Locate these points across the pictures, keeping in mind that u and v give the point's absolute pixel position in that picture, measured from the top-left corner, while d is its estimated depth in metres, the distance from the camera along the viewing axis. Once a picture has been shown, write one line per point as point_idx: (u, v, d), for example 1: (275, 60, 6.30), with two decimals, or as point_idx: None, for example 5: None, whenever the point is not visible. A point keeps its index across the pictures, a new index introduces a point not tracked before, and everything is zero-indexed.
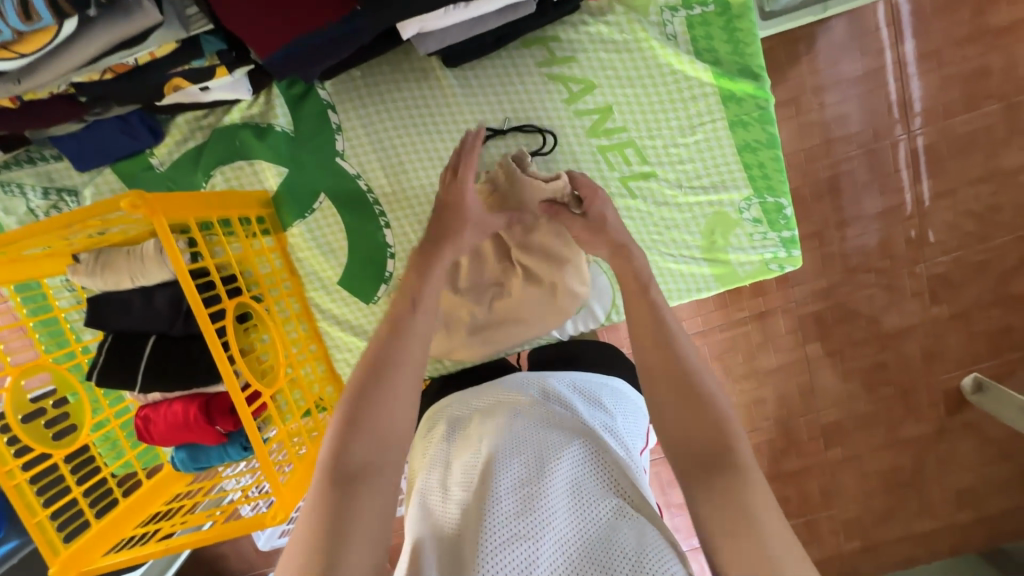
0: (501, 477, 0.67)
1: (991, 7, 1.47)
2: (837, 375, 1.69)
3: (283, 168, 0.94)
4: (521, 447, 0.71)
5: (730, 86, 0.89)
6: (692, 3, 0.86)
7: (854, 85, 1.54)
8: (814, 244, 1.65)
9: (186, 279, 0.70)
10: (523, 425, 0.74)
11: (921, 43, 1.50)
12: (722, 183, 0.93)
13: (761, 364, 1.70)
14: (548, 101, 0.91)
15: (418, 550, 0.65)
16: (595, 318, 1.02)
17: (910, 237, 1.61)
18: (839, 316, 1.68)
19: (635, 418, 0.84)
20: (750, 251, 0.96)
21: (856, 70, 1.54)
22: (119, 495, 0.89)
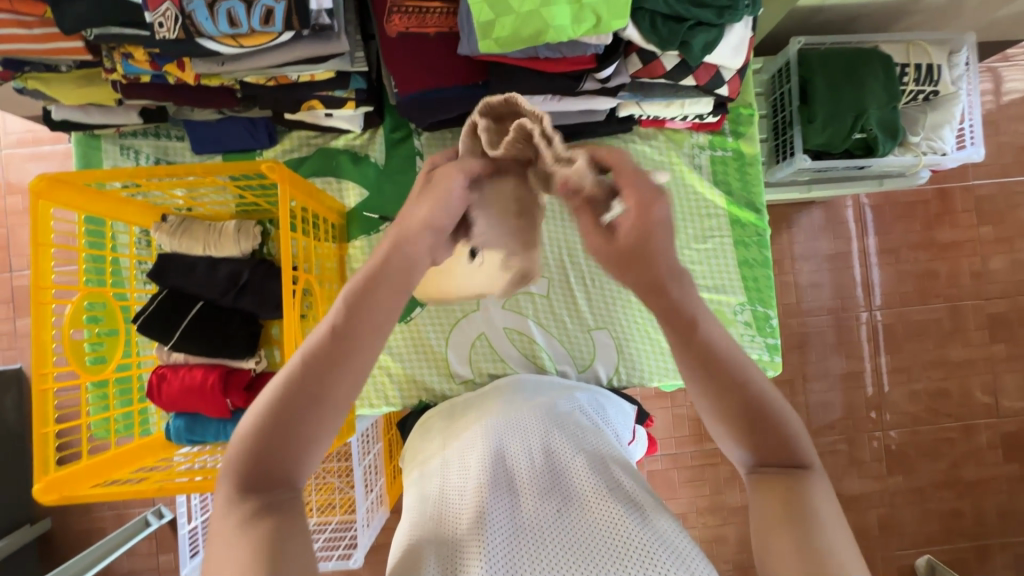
0: (494, 472, 0.74)
1: (937, 226, 1.92)
2: None
3: (365, 191, 1.11)
4: (513, 453, 0.78)
5: (738, 212, 1.11)
6: (716, 146, 1.12)
7: (825, 261, 1.91)
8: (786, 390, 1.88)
9: (283, 239, 0.82)
10: (514, 433, 0.81)
11: (879, 240, 1.92)
12: (723, 287, 1.11)
13: (727, 501, 1.62)
14: None
15: (424, 537, 0.70)
16: (598, 380, 1.11)
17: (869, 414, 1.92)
18: None
19: (622, 417, 1.00)
20: (740, 349, 1.10)
21: (827, 249, 1.91)
22: (113, 440, 0.89)
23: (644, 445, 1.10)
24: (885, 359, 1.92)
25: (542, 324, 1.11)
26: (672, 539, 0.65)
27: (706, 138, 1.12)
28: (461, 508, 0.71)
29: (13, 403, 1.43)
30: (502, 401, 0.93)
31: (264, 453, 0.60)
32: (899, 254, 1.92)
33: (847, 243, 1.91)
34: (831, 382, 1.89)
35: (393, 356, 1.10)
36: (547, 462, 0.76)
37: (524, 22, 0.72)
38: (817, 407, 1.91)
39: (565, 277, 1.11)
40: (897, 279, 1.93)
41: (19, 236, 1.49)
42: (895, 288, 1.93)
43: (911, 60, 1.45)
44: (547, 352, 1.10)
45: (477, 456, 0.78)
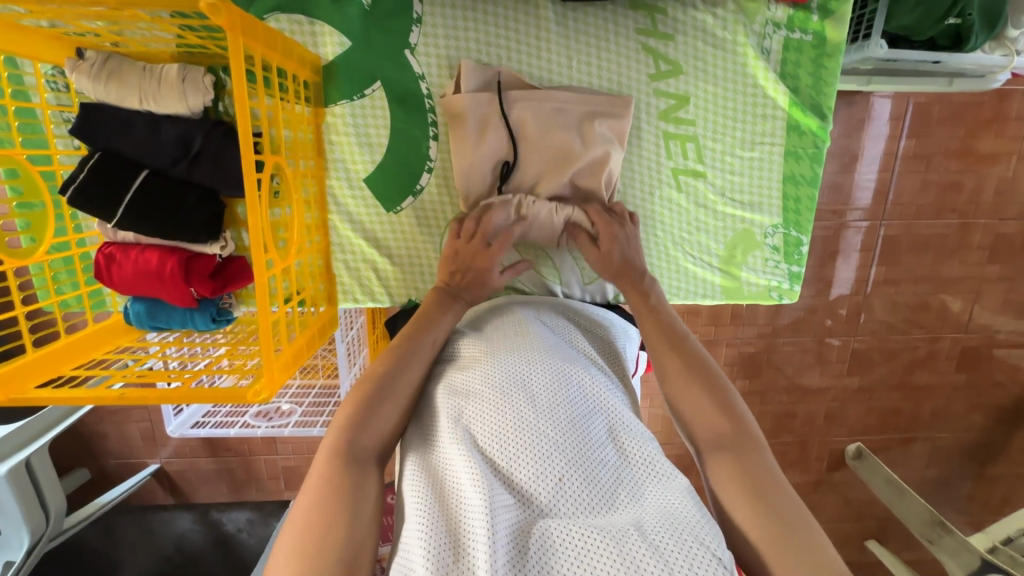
0: (499, 408, 0.69)
1: (980, 135, 1.74)
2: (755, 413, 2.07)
3: (346, 40, 0.87)
4: (517, 388, 0.71)
5: (799, 117, 0.93)
6: (795, 26, 0.89)
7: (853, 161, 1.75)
8: None
9: (241, 111, 0.63)
10: (518, 367, 0.74)
11: (916, 144, 1.75)
12: (759, 204, 0.98)
13: None
14: (635, 71, 0.90)
15: (422, 471, 0.66)
16: (603, 293, 1.03)
17: (847, 321, 1.96)
18: (768, 365, 2.00)
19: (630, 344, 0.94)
20: (760, 275, 1.01)
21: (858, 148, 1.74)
22: (62, 330, 0.79)
23: (641, 367, 1.06)
24: (879, 270, 1.89)
25: None
26: (674, 499, 0.65)
27: (786, 13, 0.88)
28: (457, 446, 0.66)
29: None
30: (505, 324, 0.84)
31: (357, 419, 0.71)
32: (931, 161, 1.76)
33: (880, 143, 1.74)
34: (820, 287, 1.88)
35: (380, 251, 0.97)
36: (552, 403, 0.70)
37: None
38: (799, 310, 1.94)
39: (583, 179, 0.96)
40: (920, 188, 1.80)
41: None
42: (915, 197, 1.81)
43: None
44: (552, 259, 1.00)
45: (477, 391, 0.71)
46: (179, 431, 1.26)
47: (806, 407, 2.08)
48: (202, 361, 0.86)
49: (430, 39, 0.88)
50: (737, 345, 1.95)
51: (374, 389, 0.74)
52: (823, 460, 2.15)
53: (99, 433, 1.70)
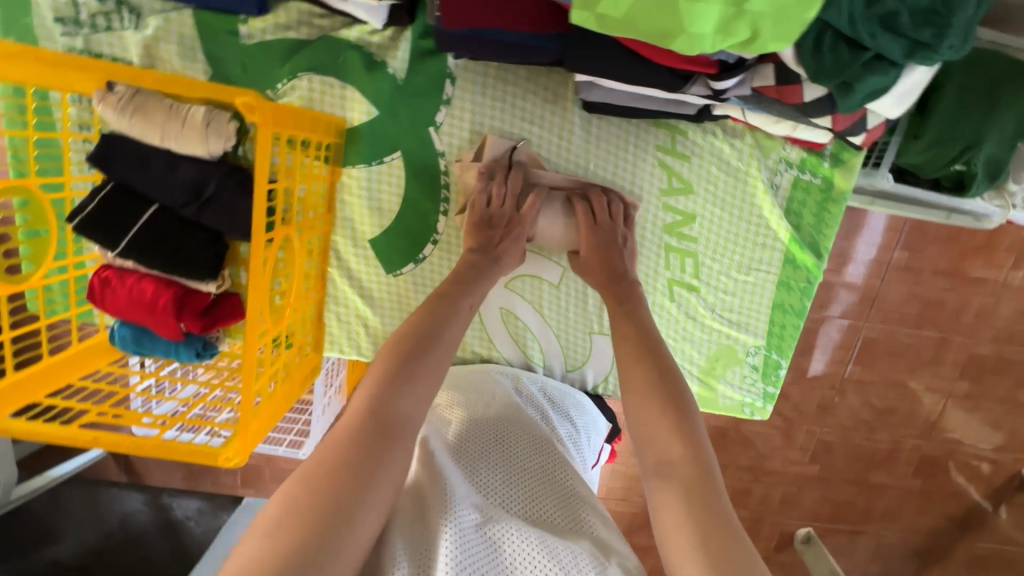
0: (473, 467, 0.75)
1: (977, 255, 1.67)
2: None
3: (373, 109, 0.88)
4: (497, 428, 0.82)
5: (796, 252, 0.96)
6: (806, 168, 0.92)
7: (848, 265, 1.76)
8: None
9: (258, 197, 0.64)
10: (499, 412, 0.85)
11: (910, 257, 1.72)
12: (746, 325, 1.01)
13: None
14: (648, 183, 0.93)
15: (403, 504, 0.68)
16: (583, 383, 1.05)
17: (817, 412, 1.94)
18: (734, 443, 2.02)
19: (595, 435, 0.98)
20: (736, 390, 1.04)
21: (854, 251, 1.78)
22: (44, 353, 0.79)
23: (605, 459, 1.09)
24: (853, 369, 1.86)
25: (540, 311, 1.00)
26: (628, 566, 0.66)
27: (800, 155, 0.91)
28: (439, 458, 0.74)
29: None
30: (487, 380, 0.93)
31: (399, 369, 0.68)
32: (921, 274, 1.70)
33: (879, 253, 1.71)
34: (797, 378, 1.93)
35: (373, 309, 0.99)
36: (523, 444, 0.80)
37: (651, 11, 0.47)
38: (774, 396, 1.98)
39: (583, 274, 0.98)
40: (905, 298, 1.74)
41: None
42: (900, 304, 1.75)
43: None
44: (540, 344, 1.02)
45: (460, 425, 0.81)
46: None
47: (762, 489, 2.05)
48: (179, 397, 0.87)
49: (454, 111, 0.89)
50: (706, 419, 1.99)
51: (413, 346, 0.71)
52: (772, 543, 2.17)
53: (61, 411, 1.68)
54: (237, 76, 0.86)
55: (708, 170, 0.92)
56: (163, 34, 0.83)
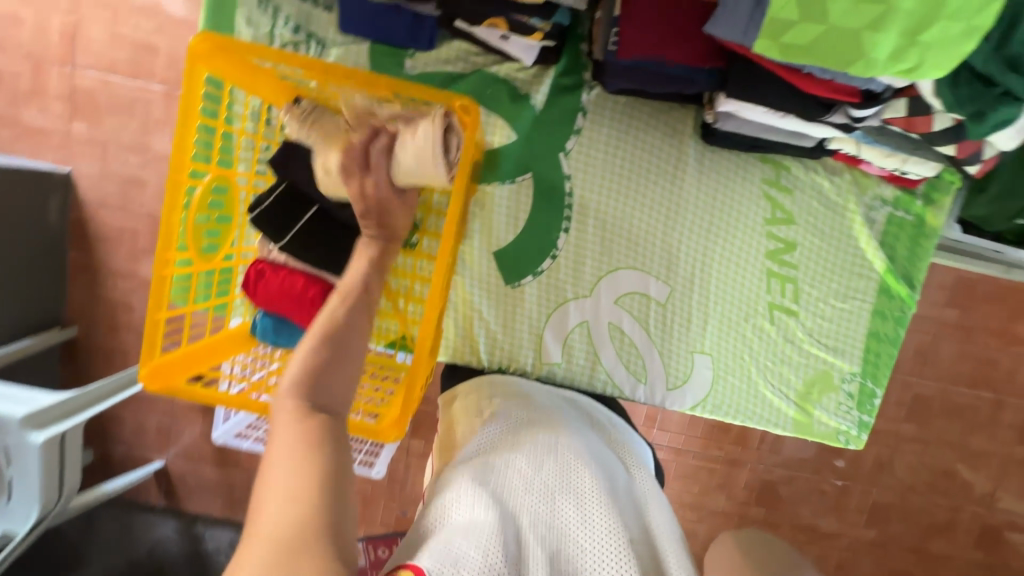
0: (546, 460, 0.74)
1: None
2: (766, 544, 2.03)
3: (513, 135, 0.99)
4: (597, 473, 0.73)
5: (891, 283, 1.03)
6: (899, 206, 1.01)
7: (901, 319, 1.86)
8: None
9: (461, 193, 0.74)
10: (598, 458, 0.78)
11: (961, 314, 1.85)
12: (843, 351, 1.05)
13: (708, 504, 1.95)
14: (753, 212, 1.02)
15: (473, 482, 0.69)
16: (681, 403, 1.08)
17: (872, 467, 1.97)
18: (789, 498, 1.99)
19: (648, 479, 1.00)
20: (832, 416, 1.07)
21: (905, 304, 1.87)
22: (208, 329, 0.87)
23: None
24: (908, 425, 1.92)
25: (647, 328, 1.05)
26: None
27: (893, 193, 1.01)
28: (524, 461, 0.72)
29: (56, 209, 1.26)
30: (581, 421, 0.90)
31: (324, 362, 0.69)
32: (973, 334, 1.84)
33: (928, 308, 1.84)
34: None
35: (489, 317, 1.05)
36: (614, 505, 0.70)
37: (835, 40, 0.57)
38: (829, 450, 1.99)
39: (689, 295, 1.04)
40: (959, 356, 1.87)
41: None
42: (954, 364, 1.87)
43: None
44: (643, 360, 1.06)
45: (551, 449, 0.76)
46: (224, 438, 1.23)
47: (818, 548, 2.04)
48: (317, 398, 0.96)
49: (585, 134, 0.99)
50: (761, 471, 1.97)
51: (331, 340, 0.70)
52: None
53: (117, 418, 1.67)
54: None
55: (810, 202, 1.01)
56: (342, 63, 0.96)
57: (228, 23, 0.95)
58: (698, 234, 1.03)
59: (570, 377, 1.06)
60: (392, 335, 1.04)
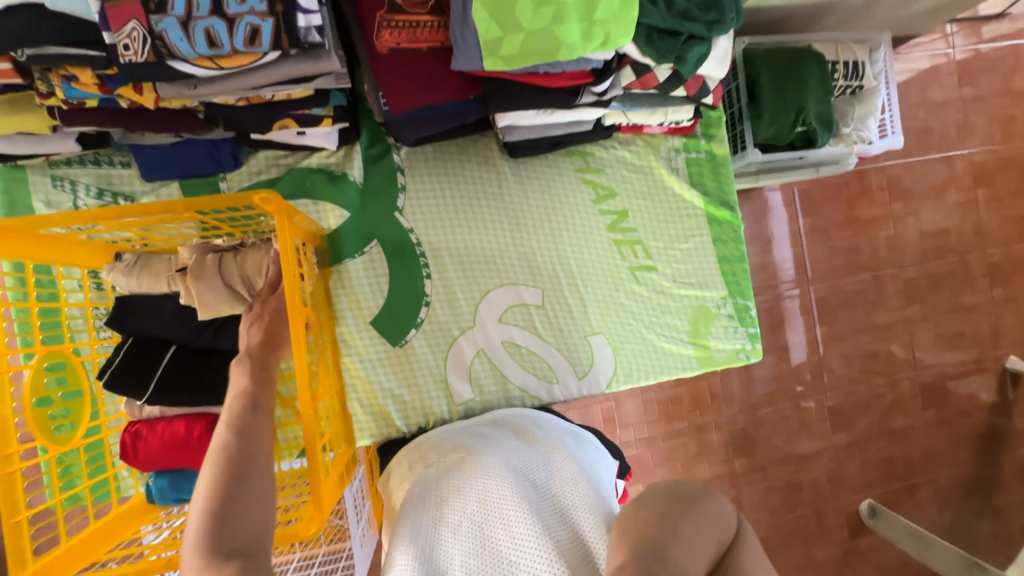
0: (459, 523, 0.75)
1: (858, 205, 2.14)
2: (762, 489, 2.11)
3: (345, 212, 1.05)
4: (515, 510, 0.75)
5: (714, 211, 1.17)
6: (690, 149, 1.17)
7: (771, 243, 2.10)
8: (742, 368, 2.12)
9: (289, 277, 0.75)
10: (515, 473, 0.81)
11: (813, 221, 2.13)
12: (707, 283, 1.17)
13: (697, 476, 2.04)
14: (580, 198, 1.13)
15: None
16: (597, 385, 1.12)
17: (813, 376, 2.14)
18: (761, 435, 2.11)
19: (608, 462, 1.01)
20: (725, 340, 1.17)
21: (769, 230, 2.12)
22: (91, 514, 0.80)
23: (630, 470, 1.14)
24: (821, 329, 2.13)
25: (538, 332, 1.11)
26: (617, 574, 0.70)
27: (681, 141, 1.17)
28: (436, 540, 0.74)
29: None
30: (507, 428, 0.95)
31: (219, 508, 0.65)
32: (829, 232, 2.13)
33: (785, 225, 2.10)
34: (783, 354, 2.13)
35: (390, 383, 1.05)
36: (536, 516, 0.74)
37: (536, 40, 0.69)
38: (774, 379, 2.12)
39: (560, 288, 1.12)
40: (829, 255, 2.13)
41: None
42: (828, 264, 2.14)
43: (840, 58, 1.60)
44: (548, 361, 1.11)
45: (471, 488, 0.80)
46: None
47: (808, 472, 2.14)
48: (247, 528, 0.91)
49: (408, 187, 1.08)
50: (726, 424, 2.08)
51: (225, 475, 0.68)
52: (843, 528, 2.14)
53: None
54: None
55: (621, 172, 1.15)
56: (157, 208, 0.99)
57: (29, 212, 0.95)
58: (544, 233, 1.12)
59: (489, 406, 1.08)
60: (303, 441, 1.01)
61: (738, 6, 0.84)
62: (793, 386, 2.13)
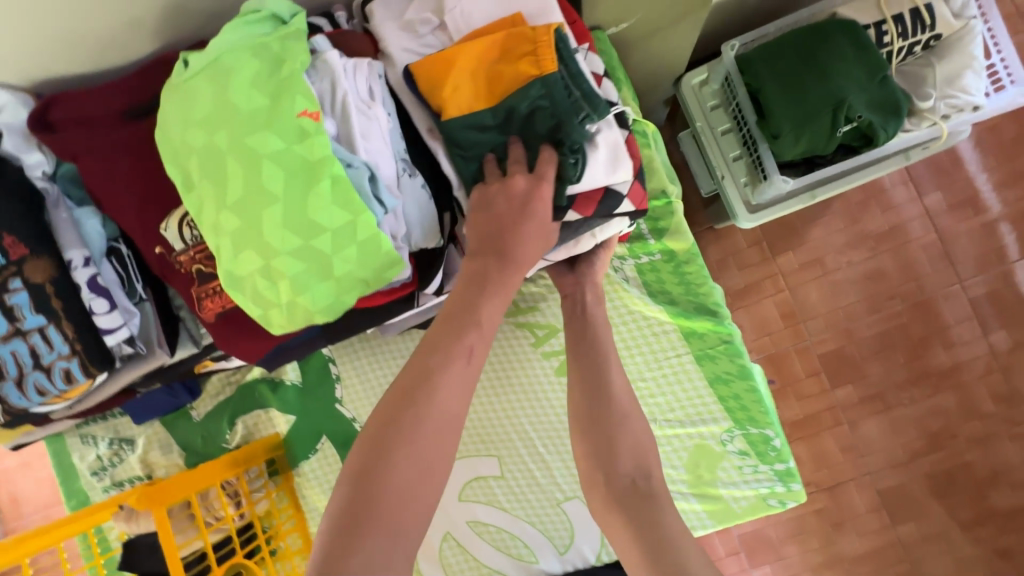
0: None
1: (1019, 152, 1.44)
2: (951, 565, 1.44)
3: (292, 415, 1.07)
4: None
5: (689, 323, 0.92)
6: (639, 254, 0.94)
7: (887, 237, 1.49)
8: (878, 408, 1.49)
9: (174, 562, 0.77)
10: None
11: (949, 194, 1.47)
12: (699, 416, 0.91)
13: (844, 552, 1.48)
14: (518, 346, 0.98)
15: None
16: (585, 558, 0.97)
17: (1002, 396, 1.44)
18: (939, 489, 1.45)
19: None
20: (743, 486, 0.90)
21: (881, 223, 1.50)
22: None
23: None
24: (1000, 336, 1.44)
25: (505, 507, 0.98)
26: None
27: (625, 247, 0.94)
28: None
29: None
30: None
31: None
32: (980, 201, 1.46)
33: (906, 210, 1.48)
34: (946, 378, 1.46)
35: None
36: None
37: (284, 313, 0.61)
38: (936, 410, 1.46)
39: (517, 452, 0.98)
40: (987, 233, 1.46)
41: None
42: (986, 244, 1.46)
43: (887, 13, 1.14)
44: (521, 538, 0.98)
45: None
46: None
47: None
48: None
49: (342, 373, 1.05)
50: (871, 480, 1.48)
51: None
52: None
53: None
54: (201, 445, 1.11)
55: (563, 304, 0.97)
56: (151, 447, 1.12)
57: (71, 466, 1.16)
58: (487, 392, 0.99)
59: None
60: None
61: (590, 99, 0.61)
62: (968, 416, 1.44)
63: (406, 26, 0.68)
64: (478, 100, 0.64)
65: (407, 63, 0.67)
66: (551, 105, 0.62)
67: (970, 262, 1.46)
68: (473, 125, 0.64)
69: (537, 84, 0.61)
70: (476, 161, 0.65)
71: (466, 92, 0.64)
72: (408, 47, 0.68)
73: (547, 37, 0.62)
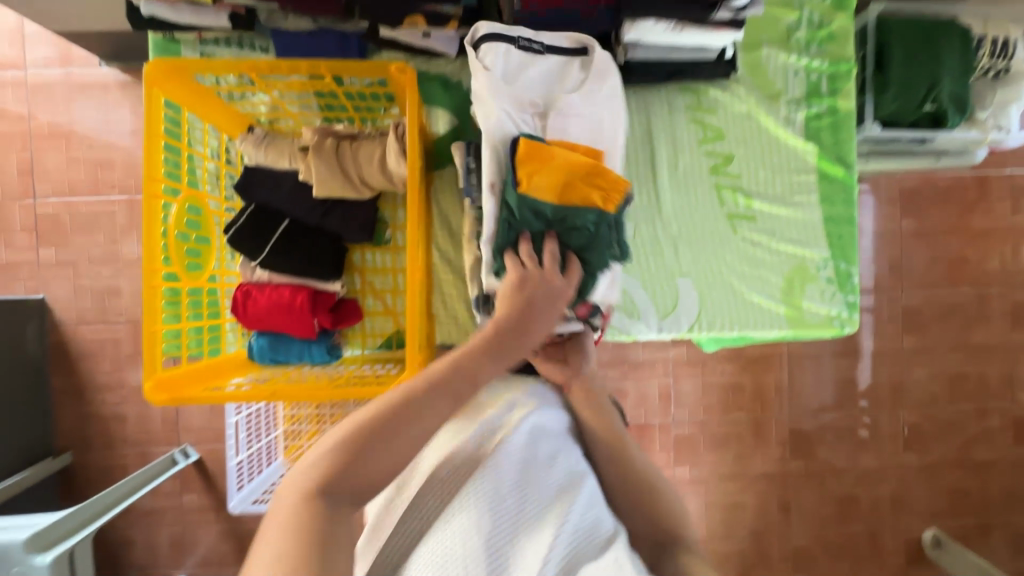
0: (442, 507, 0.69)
1: (973, 211, 1.83)
2: (816, 497, 1.85)
3: (454, 120, 1.08)
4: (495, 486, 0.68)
5: (827, 168, 1.11)
6: (812, 102, 1.11)
7: (867, 237, 1.84)
8: (814, 364, 1.83)
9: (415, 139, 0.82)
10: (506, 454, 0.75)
11: (919, 223, 1.83)
12: (808, 242, 1.11)
13: (750, 469, 1.81)
14: (688, 135, 1.10)
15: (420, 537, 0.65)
16: (678, 328, 1.09)
17: (892, 383, 1.85)
18: (826, 439, 1.84)
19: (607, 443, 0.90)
20: (821, 305, 1.11)
21: (868, 225, 1.84)
22: (186, 355, 0.83)
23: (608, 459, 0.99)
24: (908, 340, 1.84)
25: (627, 267, 1.09)
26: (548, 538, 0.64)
27: (802, 92, 1.11)
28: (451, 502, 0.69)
29: (36, 333, 1.53)
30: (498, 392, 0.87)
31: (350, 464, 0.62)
32: (933, 238, 1.83)
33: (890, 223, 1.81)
34: (863, 358, 1.84)
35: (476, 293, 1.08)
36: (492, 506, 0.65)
37: None
38: (849, 380, 1.84)
39: (654, 226, 1.10)
40: (929, 263, 1.83)
41: (77, 171, 1.54)
42: (927, 270, 1.84)
43: (989, 33, 1.45)
44: (633, 296, 1.08)
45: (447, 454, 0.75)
46: (241, 506, 1.37)
47: (870, 489, 1.87)
48: (337, 380, 0.96)
49: None
50: (787, 421, 1.82)
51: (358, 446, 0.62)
52: (900, 553, 1.88)
53: (112, 538, 1.64)
54: None
55: (742, 110, 1.10)
56: None
57: None
58: (648, 166, 1.10)
59: None
60: (387, 332, 1.06)
61: (622, 243, 0.91)
62: (868, 390, 1.84)
63: (517, 94, 0.91)
64: (551, 195, 0.85)
65: (510, 132, 0.89)
66: (596, 232, 0.87)
67: (914, 277, 1.83)
68: (538, 215, 0.86)
69: (599, 213, 0.86)
70: (512, 238, 0.88)
71: (546, 186, 0.85)
72: (511, 113, 0.90)
73: (618, 189, 0.87)
